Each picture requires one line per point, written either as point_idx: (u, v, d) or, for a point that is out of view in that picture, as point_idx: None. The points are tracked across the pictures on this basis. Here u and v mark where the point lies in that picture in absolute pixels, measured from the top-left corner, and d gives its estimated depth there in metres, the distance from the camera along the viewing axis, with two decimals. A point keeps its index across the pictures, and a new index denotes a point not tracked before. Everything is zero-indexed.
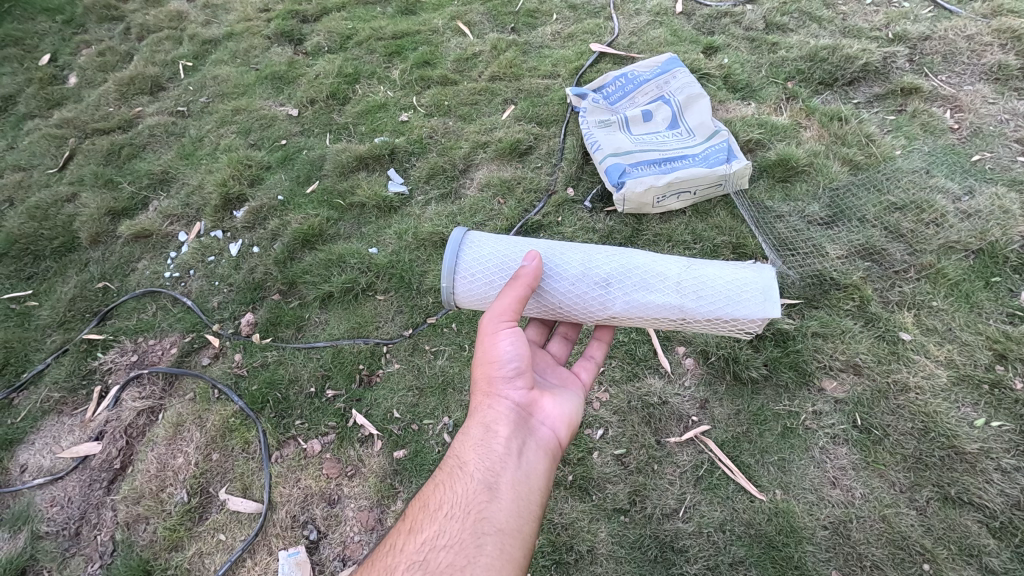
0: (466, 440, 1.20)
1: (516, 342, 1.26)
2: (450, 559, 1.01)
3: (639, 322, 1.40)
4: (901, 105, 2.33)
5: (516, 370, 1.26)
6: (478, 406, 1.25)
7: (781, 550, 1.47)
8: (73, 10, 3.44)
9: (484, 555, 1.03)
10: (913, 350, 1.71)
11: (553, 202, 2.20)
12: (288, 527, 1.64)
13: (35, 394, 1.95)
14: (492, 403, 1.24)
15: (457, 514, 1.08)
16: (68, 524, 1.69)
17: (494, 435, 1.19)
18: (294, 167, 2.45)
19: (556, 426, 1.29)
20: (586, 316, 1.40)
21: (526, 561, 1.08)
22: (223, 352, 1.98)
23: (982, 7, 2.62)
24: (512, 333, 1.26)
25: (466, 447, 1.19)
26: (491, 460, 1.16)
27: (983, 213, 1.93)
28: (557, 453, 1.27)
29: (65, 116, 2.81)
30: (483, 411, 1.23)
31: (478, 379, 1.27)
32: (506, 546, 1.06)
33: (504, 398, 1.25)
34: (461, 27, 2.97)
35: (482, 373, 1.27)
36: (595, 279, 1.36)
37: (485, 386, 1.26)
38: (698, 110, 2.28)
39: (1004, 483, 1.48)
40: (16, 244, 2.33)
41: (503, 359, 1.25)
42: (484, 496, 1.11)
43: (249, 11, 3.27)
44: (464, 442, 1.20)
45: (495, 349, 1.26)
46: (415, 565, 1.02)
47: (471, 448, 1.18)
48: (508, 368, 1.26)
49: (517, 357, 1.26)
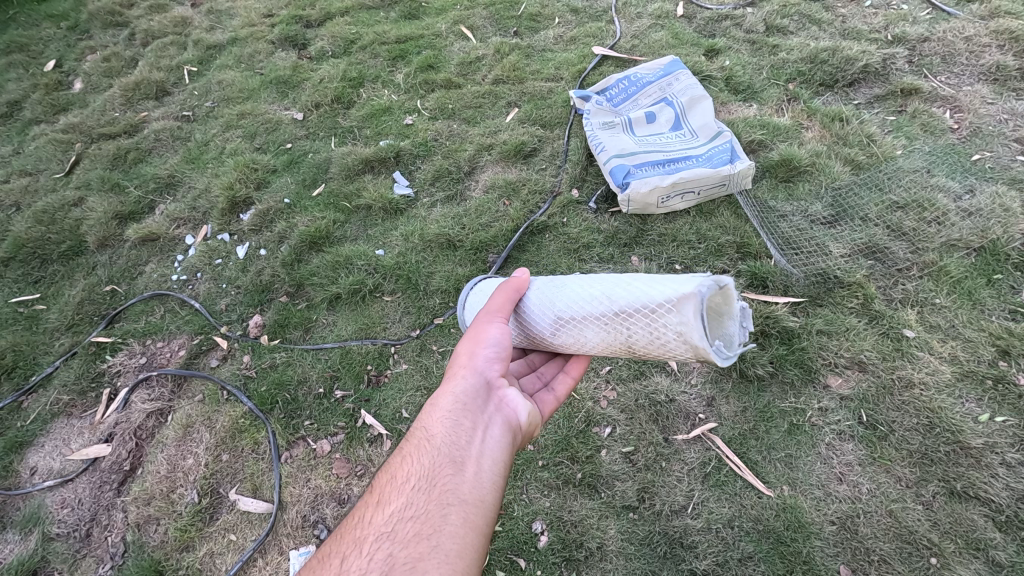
0: (433, 412, 1.14)
1: (504, 333, 1.24)
2: (415, 530, 0.96)
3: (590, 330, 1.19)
4: (901, 105, 2.36)
5: (497, 353, 1.22)
6: (450, 379, 1.19)
7: (789, 545, 1.48)
8: (77, 17, 3.47)
9: (449, 526, 0.97)
10: (917, 347, 1.73)
11: (558, 203, 2.22)
12: (298, 527, 1.65)
13: (44, 397, 1.96)
14: (463, 377, 1.18)
15: (423, 485, 1.02)
16: (79, 525, 1.69)
17: (464, 411, 1.13)
18: (300, 170, 2.47)
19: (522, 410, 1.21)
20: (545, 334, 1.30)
21: (491, 532, 1.03)
22: (231, 354, 1.99)
23: (980, 9, 2.66)
24: (503, 325, 1.25)
25: (433, 420, 1.13)
26: (459, 432, 1.10)
27: (984, 211, 1.95)
28: (519, 436, 1.20)
29: (71, 121, 2.83)
30: (454, 385, 1.17)
31: (455, 359, 1.22)
32: (469, 519, 0.99)
33: (476, 377, 1.19)
34: (464, 31, 3.00)
35: (460, 353, 1.22)
36: (551, 286, 1.30)
37: (459, 364, 1.20)
38: (701, 112, 2.31)
39: (1009, 478, 1.50)
40: (23, 249, 2.34)
41: (486, 342, 1.22)
42: (450, 467, 1.04)
43: (253, 16, 3.30)
44: (431, 415, 1.14)
45: (484, 333, 1.23)
46: (382, 536, 0.96)
47: (438, 420, 1.12)
48: (488, 351, 1.21)
49: (500, 343, 1.23)
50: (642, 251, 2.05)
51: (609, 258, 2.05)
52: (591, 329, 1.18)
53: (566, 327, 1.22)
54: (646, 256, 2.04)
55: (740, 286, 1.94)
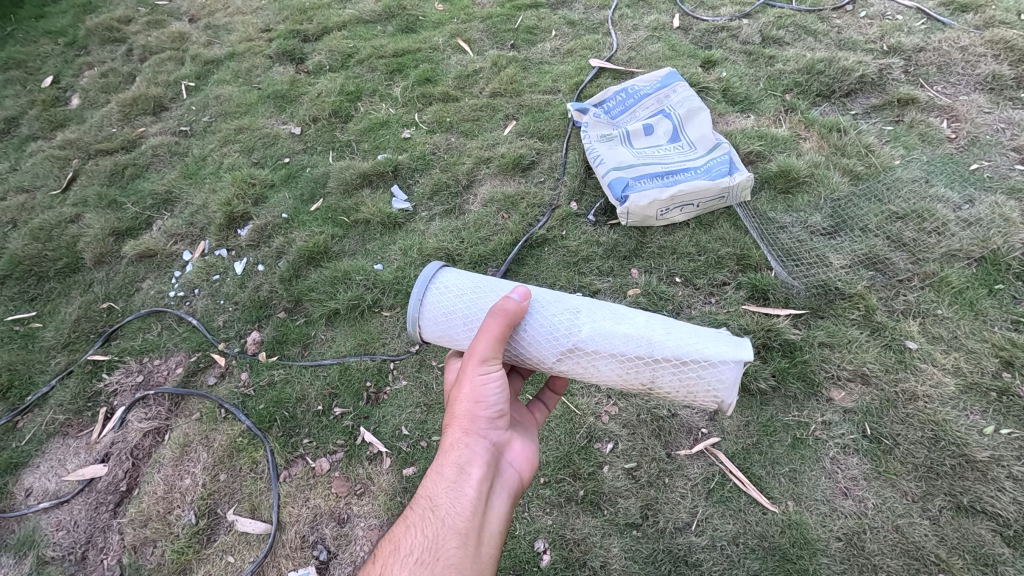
0: (437, 481, 1.12)
1: (502, 384, 1.17)
2: None
3: (602, 371, 1.16)
4: (898, 115, 2.37)
5: (497, 412, 1.19)
6: (451, 443, 1.15)
7: (795, 562, 1.46)
8: (76, 32, 3.48)
9: None
10: (920, 358, 1.72)
11: (557, 216, 2.21)
12: (297, 548, 1.62)
13: (40, 416, 1.94)
14: (468, 442, 1.15)
15: (429, 562, 1.02)
16: (74, 548, 1.67)
17: (468, 477, 1.12)
18: (298, 185, 2.47)
19: (521, 466, 1.24)
20: (553, 353, 1.17)
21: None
22: (229, 371, 1.97)
23: (974, 18, 2.68)
24: (500, 377, 1.17)
25: (437, 490, 1.11)
26: (463, 503, 1.09)
27: (983, 221, 1.95)
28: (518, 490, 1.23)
29: (68, 137, 2.82)
30: (457, 450, 1.14)
31: (455, 416, 1.16)
32: None
33: (481, 439, 1.17)
34: (461, 44, 3.01)
35: (461, 411, 1.16)
36: (563, 307, 1.20)
37: (460, 427, 1.16)
38: (698, 124, 2.31)
39: (1016, 491, 1.48)
40: (19, 266, 2.32)
41: (486, 401, 1.16)
42: (456, 545, 1.05)
43: (251, 31, 3.31)
44: (434, 484, 1.12)
45: (488, 388, 1.16)
46: None
47: (442, 492, 1.10)
48: (487, 410, 1.18)
49: (500, 399, 1.18)
50: (642, 264, 2.05)
51: (609, 271, 2.04)
52: (607, 376, 1.16)
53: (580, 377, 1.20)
54: (646, 268, 2.04)
55: (740, 298, 1.93)
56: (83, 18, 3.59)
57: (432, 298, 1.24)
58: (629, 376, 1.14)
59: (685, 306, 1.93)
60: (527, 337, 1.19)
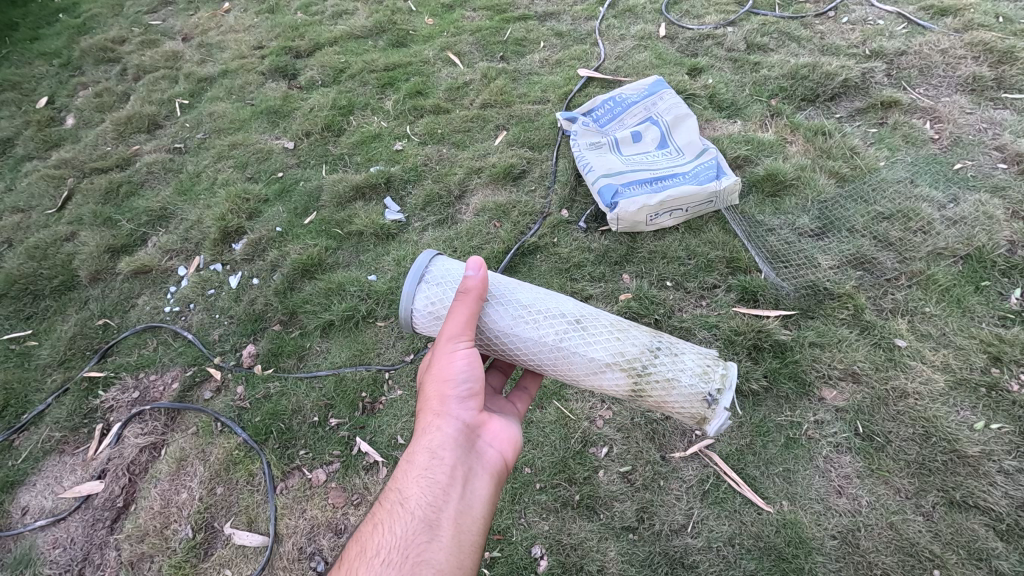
0: (410, 471, 1.12)
1: (472, 361, 1.18)
2: None
3: (610, 320, 1.27)
4: (882, 118, 2.41)
5: (469, 392, 1.19)
6: (424, 429, 1.16)
7: (791, 561, 1.47)
8: (70, 54, 3.52)
9: None
10: (909, 356, 1.74)
11: (548, 223, 2.24)
12: (295, 559, 1.62)
13: (35, 434, 1.94)
14: (440, 426, 1.16)
15: (396, 558, 1.01)
16: (71, 566, 1.67)
17: (438, 462, 1.12)
18: (292, 199, 2.49)
19: (502, 447, 1.22)
20: (569, 311, 1.26)
21: None
22: (225, 385, 1.97)
23: (954, 22, 2.73)
24: (471, 354, 1.19)
25: (407, 481, 1.11)
26: (435, 493, 1.09)
27: (968, 219, 1.98)
28: (501, 480, 1.21)
29: (63, 157, 2.85)
30: (428, 435, 1.14)
31: (427, 399, 1.18)
32: None
33: (452, 419, 1.17)
34: (451, 57, 3.05)
35: (432, 393, 1.18)
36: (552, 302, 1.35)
37: (431, 410, 1.17)
38: (686, 130, 2.34)
39: (1008, 485, 1.49)
40: (15, 285, 2.33)
41: (456, 380, 1.17)
42: (426, 534, 1.05)
43: (243, 48, 3.35)
44: (405, 474, 1.13)
45: (457, 366, 1.18)
46: None
47: (413, 481, 1.11)
48: (459, 390, 1.18)
49: (471, 378, 1.19)
50: (633, 269, 2.07)
51: (601, 277, 2.07)
52: (619, 323, 1.27)
53: (590, 317, 1.26)
54: (637, 273, 2.06)
55: (730, 301, 1.95)
56: (77, 39, 3.63)
57: (423, 283, 1.25)
58: (634, 328, 1.27)
59: (676, 310, 1.95)
60: (520, 285, 1.31)
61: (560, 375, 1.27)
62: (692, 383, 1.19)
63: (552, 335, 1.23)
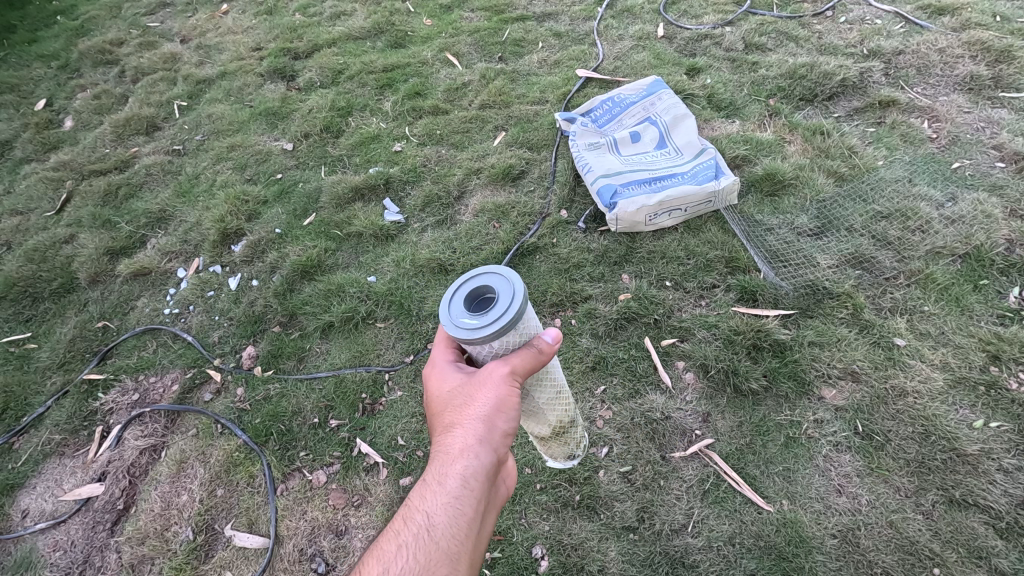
0: (439, 495, 1.04)
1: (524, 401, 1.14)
2: None
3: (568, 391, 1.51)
4: (880, 117, 2.41)
5: (511, 428, 1.14)
6: (461, 452, 1.08)
7: (791, 560, 1.47)
8: (68, 56, 3.51)
9: None
10: (908, 355, 1.74)
11: (548, 224, 2.24)
12: (296, 561, 1.62)
13: (35, 437, 1.93)
14: (478, 454, 1.09)
15: None
16: (71, 568, 1.67)
17: (473, 495, 1.06)
18: (291, 200, 2.49)
19: (509, 481, 1.21)
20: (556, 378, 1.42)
21: None
22: (225, 387, 1.97)
23: (951, 21, 2.73)
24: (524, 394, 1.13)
25: (436, 507, 1.04)
26: (462, 526, 1.03)
27: (967, 218, 1.99)
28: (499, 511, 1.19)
29: (61, 159, 2.85)
30: (464, 461, 1.07)
31: (470, 422, 1.10)
32: None
33: (489, 450, 1.10)
34: (450, 58, 3.05)
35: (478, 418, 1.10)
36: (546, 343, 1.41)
37: (473, 435, 1.09)
38: (685, 130, 2.35)
39: (1007, 483, 1.50)
40: (14, 287, 2.33)
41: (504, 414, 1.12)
42: (450, 570, 0.99)
43: (242, 50, 3.35)
44: (433, 497, 1.05)
45: (511, 402, 1.13)
46: None
47: (442, 509, 1.03)
48: (501, 422, 1.12)
49: (515, 414, 1.14)
50: (633, 269, 2.07)
51: (600, 277, 2.07)
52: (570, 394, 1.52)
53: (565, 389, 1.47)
54: (636, 273, 2.06)
55: (729, 301, 1.95)
56: (75, 41, 3.63)
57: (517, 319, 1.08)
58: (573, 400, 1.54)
59: (675, 310, 1.96)
60: None
61: (518, 411, 1.43)
62: (576, 447, 1.64)
63: (545, 396, 1.37)
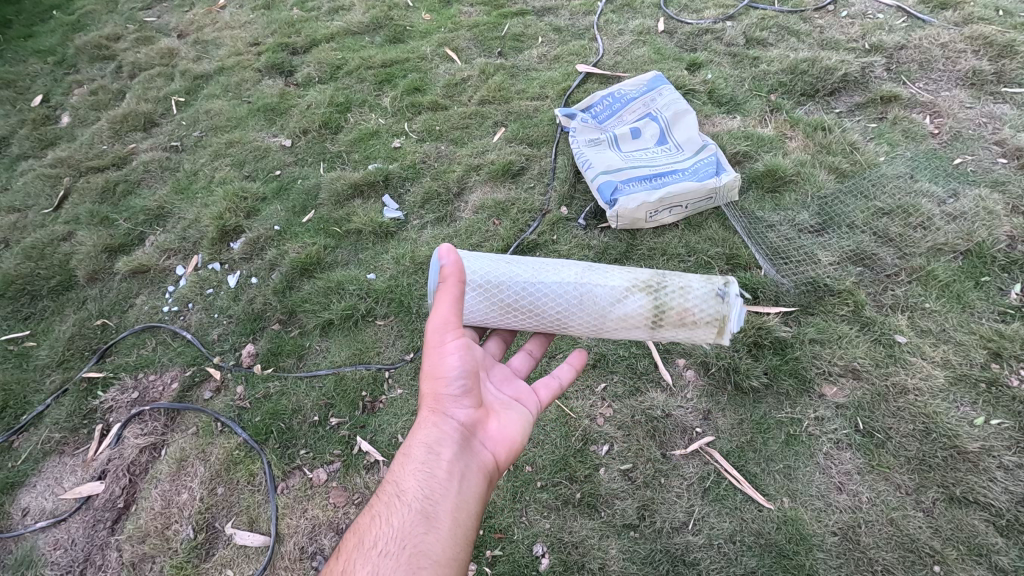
0: (406, 466, 1.18)
1: (465, 359, 1.24)
2: None
3: (617, 277, 1.45)
4: (882, 113, 2.40)
5: (463, 389, 1.24)
6: (421, 423, 1.23)
7: (792, 558, 1.47)
8: (64, 51, 3.49)
9: None
10: (909, 352, 1.74)
11: (548, 221, 2.23)
12: (297, 559, 1.62)
13: (35, 435, 1.93)
14: (436, 422, 1.22)
15: (392, 550, 1.05)
16: (72, 567, 1.67)
17: (435, 458, 1.18)
18: (290, 197, 2.48)
19: (497, 446, 1.27)
20: (579, 284, 1.44)
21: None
22: (224, 385, 1.97)
23: (954, 15, 2.72)
24: (463, 352, 1.25)
25: (404, 474, 1.18)
26: (430, 487, 1.14)
27: (968, 214, 1.98)
28: (494, 476, 1.26)
29: (59, 156, 2.83)
30: (424, 432, 1.21)
31: (425, 396, 1.25)
32: None
33: (448, 417, 1.23)
34: (449, 53, 3.03)
35: (430, 393, 1.24)
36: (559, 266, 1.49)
37: (428, 409, 1.24)
38: (685, 126, 2.33)
39: (1007, 480, 1.50)
40: (12, 285, 2.32)
41: (449, 377, 1.23)
42: (424, 526, 1.09)
43: (239, 45, 3.32)
44: (404, 468, 1.19)
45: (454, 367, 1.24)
46: None
47: (409, 476, 1.16)
48: (452, 387, 1.24)
49: (465, 376, 1.24)
50: (633, 266, 2.07)
51: None
52: (625, 277, 1.45)
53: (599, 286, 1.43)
54: None
55: None
56: (72, 36, 3.60)
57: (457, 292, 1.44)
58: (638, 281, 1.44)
59: None
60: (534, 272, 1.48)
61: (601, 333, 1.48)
62: (698, 304, 1.40)
63: (570, 311, 1.44)
